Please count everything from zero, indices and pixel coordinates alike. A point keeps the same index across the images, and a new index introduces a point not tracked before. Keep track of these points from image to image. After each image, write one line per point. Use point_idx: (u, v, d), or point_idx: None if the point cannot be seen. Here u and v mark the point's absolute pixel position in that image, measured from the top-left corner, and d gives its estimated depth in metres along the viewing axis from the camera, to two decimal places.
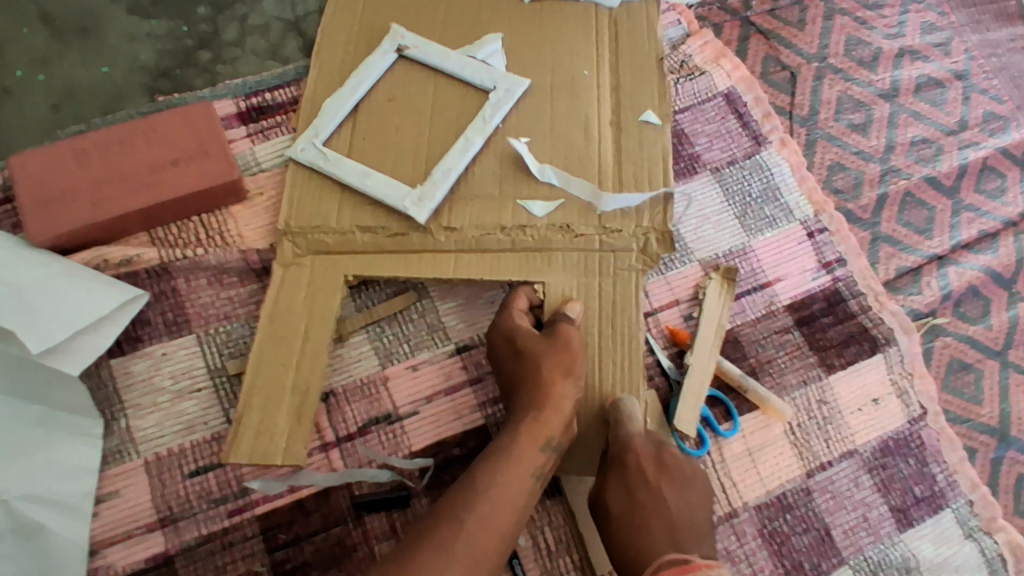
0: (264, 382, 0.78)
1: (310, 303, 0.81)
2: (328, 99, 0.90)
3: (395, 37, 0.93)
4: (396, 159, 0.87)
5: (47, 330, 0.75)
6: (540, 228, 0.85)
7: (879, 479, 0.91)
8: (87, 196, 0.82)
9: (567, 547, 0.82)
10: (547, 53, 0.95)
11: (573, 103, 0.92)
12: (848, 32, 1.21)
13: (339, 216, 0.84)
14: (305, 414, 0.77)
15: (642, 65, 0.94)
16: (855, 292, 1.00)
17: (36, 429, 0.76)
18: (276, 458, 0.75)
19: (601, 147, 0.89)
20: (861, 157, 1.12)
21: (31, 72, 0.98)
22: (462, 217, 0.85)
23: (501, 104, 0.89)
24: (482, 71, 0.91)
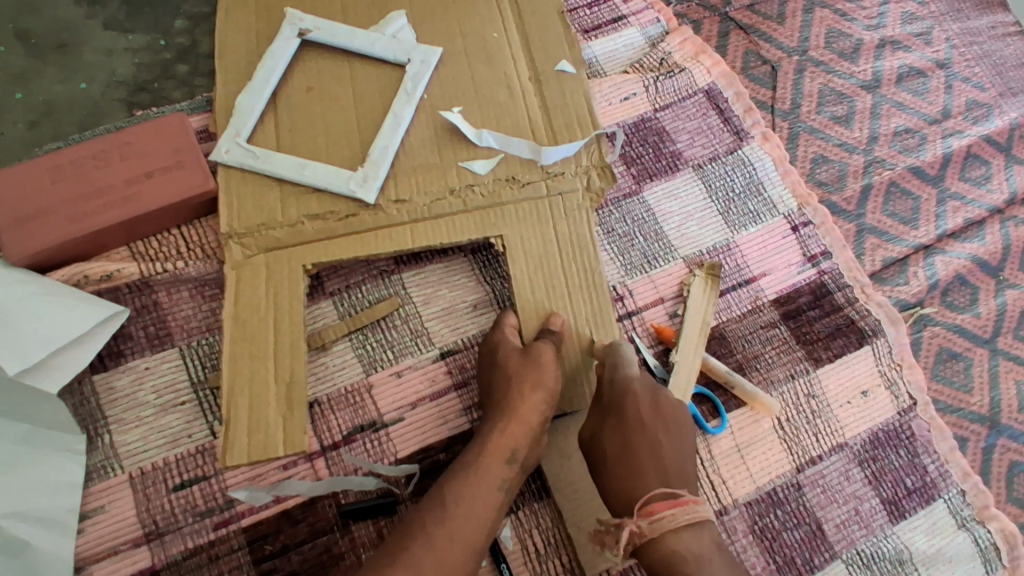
0: (241, 379, 0.78)
1: (273, 292, 0.81)
2: (241, 92, 0.89)
3: (294, 23, 0.93)
4: (330, 139, 0.88)
5: (22, 348, 0.75)
6: (487, 185, 0.88)
7: (870, 471, 0.91)
8: (62, 212, 0.82)
9: (556, 549, 0.82)
10: (454, 18, 0.97)
11: (489, 63, 0.94)
12: (829, 24, 1.21)
13: (285, 207, 0.84)
14: (295, 398, 0.78)
15: (547, 19, 0.98)
16: (841, 285, 0.99)
17: (18, 447, 0.77)
18: (277, 449, 0.76)
19: (527, 100, 0.93)
20: (844, 148, 1.12)
21: (8, 90, 0.98)
22: (409, 185, 0.87)
23: (421, 74, 0.91)
24: (392, 43, 0.93)
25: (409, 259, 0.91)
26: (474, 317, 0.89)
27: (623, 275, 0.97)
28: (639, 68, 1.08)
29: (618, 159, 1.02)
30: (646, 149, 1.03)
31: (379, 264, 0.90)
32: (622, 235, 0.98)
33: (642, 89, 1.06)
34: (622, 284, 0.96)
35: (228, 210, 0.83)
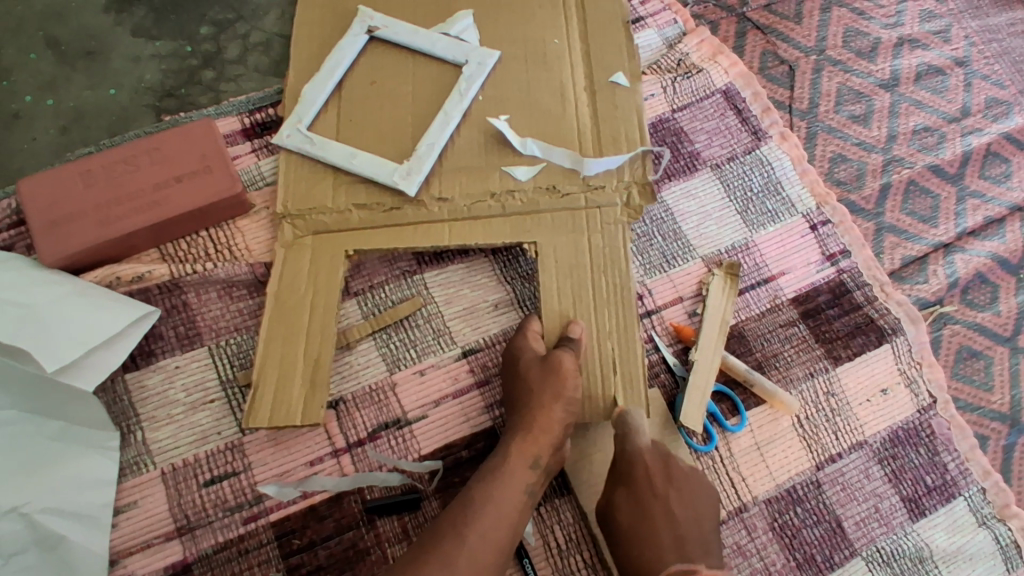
0: (278, 354, 0.81)
1: (313, 281, 0.84)
2: (305, 85, 0.93)
3: (365, 19, 0.96)
4: (381, 136, 0.91)
5: (57, 349, 0.77)
6: (527, 191, 0.89)
7: (890, 469, 0.91)
8: (94, 215, 0.84)
9: (578, 546, 0.83)
10: (518, 23, 0.99)
11: (547, 70, 0.96)
12: (846, 23, 1.21)
13: (333, 197, 0.87)
14: (320, 379, 0.80)
15: (609, 28, 0.98)
16: (860, 284, 1.00)
17: (53, 443, 0.78)
18: (296, 420, 0.79)
19: (578, 109, 0.94)
20: (862, 147, 1.12)
21: (40, 96, 1.00)
22: (450, 186, 0.88)
23: (475, 77, 0.93)
24: (454, 45, 0.95)
25: (431, 259, 0.92)
26: (496, 316, 0.91)
27: (642, 274, 0.98)
28: (657, 69, 1.09)
29: None
30: (664, 150, 1.03)
31: (402, 264, 0.92)
32: (640, 235, 0.99)
33: (661, 90, 1.07)
34: (642, 283, 0.97)
35: (285, 191, 0.88)
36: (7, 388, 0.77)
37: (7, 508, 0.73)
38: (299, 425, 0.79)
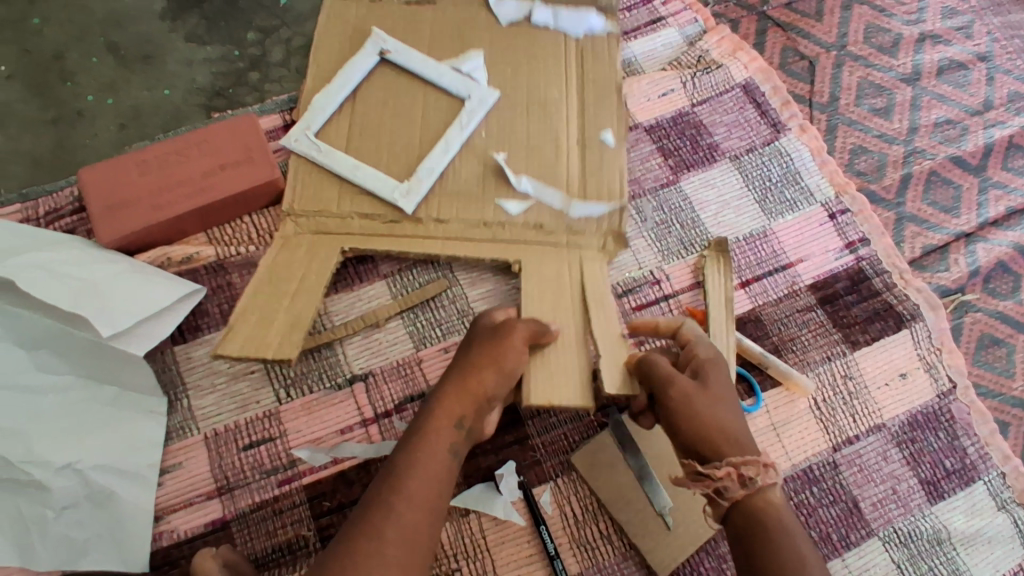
0: (258, 305, 0.87)
1: (307, 265, 0.89)
2: (316, 95, 0.99)
3: (377, 41, 1.01)
4: (384, 152, 0.96)
5: (112, 316, 0.84)
6: (516, 226, 0.93)
7: (908, 452, 0.93)
8: (149, 201, 0.91)
9: (594, 517, 0.86)
10: (525, 67, 1.02)
11: (546, 120, 0.99)
12: (868, 20, 1.23)
13: (339, 203, 0.93)
14: (298, 325, 0.86)
15: (605, 93, 1.02)
16: (879, 271, 1.02)
17: (107, 407, 0.85)
18: (266, 351, 0.85)
19: (569, 162, 0.97)
20: (883, 139, 1.14)
21: (101, 96, 1.09)
22: (447, 209, 0.93)
23: (475, 112, 0.98)
24: (462, 81, 0.99)
25: None
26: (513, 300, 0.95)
27: (661, 260, 1.00)
28: (677, 66, 1.11)
29: (655, 152, 1.06)
30: (683, 143, 1.06)
31: None
32: (659, 222, 1.02)
33: (680, 85, 1.10)
34: (659, 269, 1.00)
35: (292, 191, 0.93)
36: (69, 356, 0.85)
37: (63, 464, 0.80)
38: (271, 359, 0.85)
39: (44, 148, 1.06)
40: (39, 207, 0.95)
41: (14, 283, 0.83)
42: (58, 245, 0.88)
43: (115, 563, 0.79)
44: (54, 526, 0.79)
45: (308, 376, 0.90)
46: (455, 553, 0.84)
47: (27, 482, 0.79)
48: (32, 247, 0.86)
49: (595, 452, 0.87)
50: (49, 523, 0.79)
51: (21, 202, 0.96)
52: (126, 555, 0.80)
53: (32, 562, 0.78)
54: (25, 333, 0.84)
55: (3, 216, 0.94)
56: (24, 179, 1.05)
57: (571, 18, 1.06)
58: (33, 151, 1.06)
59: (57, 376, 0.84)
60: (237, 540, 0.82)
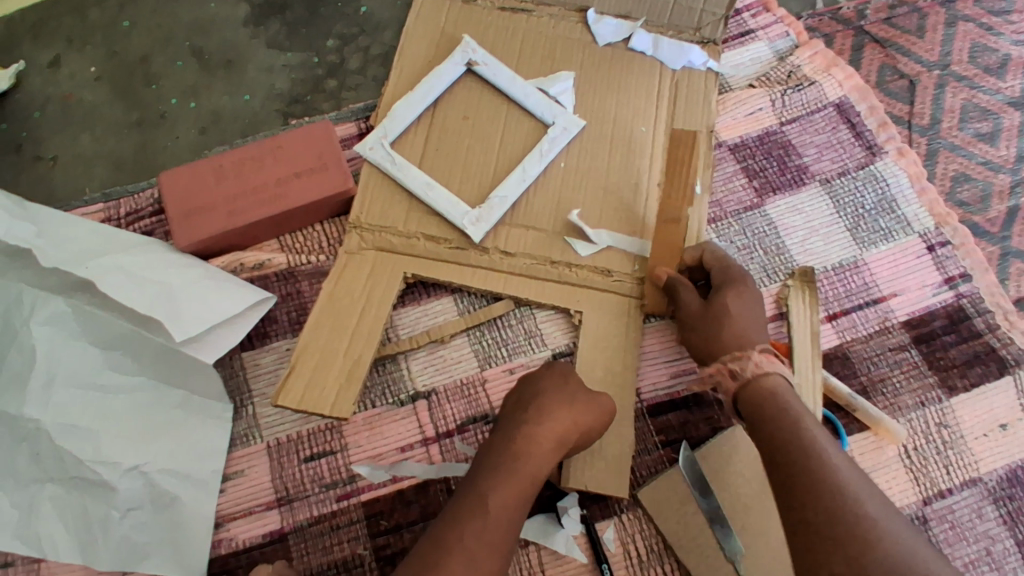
0: (317, 345, 0.85)
1: (368, 292, 0.88)
2: (397, 102, 0.96)
3: (466, 51, 0.98)
4: (462, 173, 0.94)
5: (185, 322, 0.84)
6: (584, 268, 0.90)
7: (1006, 511, 0.86)
8: (225, 207, 0.89)
9: (659, 558, 0.82)
10: (613, 97, 0.98)
11: (629, 157, 0.95)
12: (974, 38, 1.14)
13: (406, 220, 0.91)
14: (355, 375, 0.84)
15: (695, 134, 0.97)
16: (981, 310, 0.94)
17: (173, 412, 0.84)
18: (325, 409, 0.83)
19: (647, 205, 0.93)
20: (988, 167, 1.06)
21: (184, 100, 1.11)
22: (515, 241, 0.90)
23: (558, 139, 0.94)
24: (546, 104, 0.96)
25: None
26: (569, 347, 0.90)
27: None
28: (766, 82, 1.05)
29: (739, 172, 1.00)
30: (770, 164, 1.00)
31: None
32: (741, 247, 0.96)
33: (769, 102, 1.04)
34: None
35: (360, 205, 0.92)
36: (141, 358, 0.85)
37: (129, 467, 0.81)
38: (326, 415, 0.83)
39: (129, 149, 1.08)
40: (120, 207, 0.97)
41: (94, 285, 0.83)
42: (137, 248, 0.87)
43: (175, 569, 0.79)
44: (119, 526, 0.80)
45: (374, 390, 0.88)
46: None
47: (94, 482, 0.80)
48: (114, 247, 0.86)
49: (663, 490, 0.83)
50: (115, 524, 0.79)
51: (105, 202, 0.97)
52: (184, 563, 0.80)
53: (95, 562, 0.79)
54: (102, 334, 0.84)
55: (87, 216, 0.96)
56: (108, 179, 1.07)
57: (672, 49, 1.00)
58: (117, 152, 1.08)
59: (129, 378, 0.84)
60: (293, 553, 0.82)
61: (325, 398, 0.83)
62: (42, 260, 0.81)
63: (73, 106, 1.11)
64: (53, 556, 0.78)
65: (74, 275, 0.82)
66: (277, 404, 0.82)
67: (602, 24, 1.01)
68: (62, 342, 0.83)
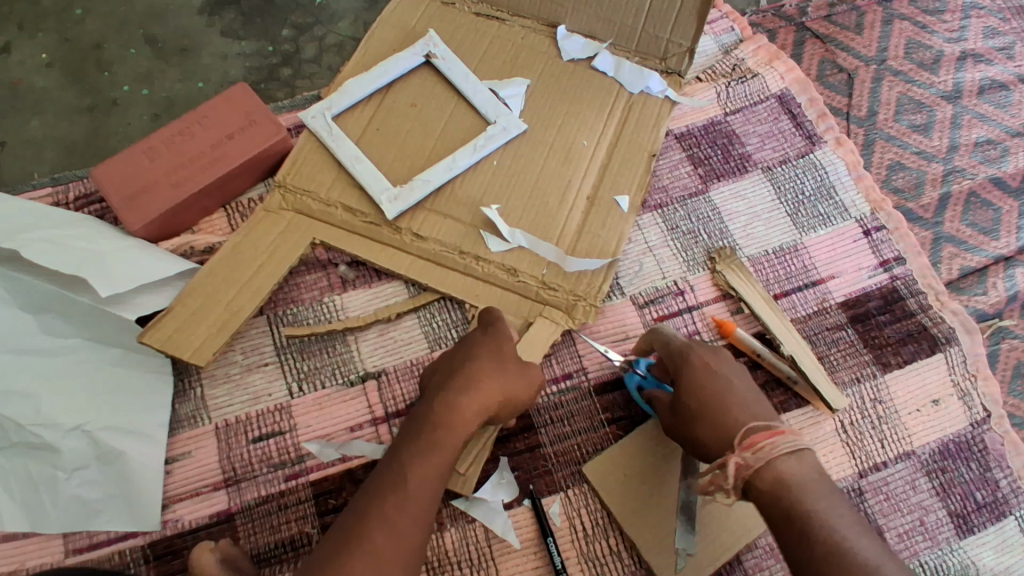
0: (203, 291, 0.87)
1: (271, 249, 0.90)
2: (351, 79, 0.98)
3: (428, 43, 1.00)
4: (394, 156, 0.95)
5: (114, 278, 0.81)
6: (491, 263, 0.91)
7: (938, 483, 0.89)
8: (167, 180, 0.89)
9: (603, 531, 0.84)
10: (564, 108, 1.00)
11: (566, 165, 0.96)
12: (908, 35, 1.19)
13: (330, 189, 0.93)
14: (229, 328, 0.86)
15: (636, 153, 0.98)
16: (914, 291, 0.98)
17: (113, 378, 0.85)
18: (185, 353, 0.84)
19: (570, 214, 0.94)
20: (922, 156, 1.11)
21: (136, 86, 1.11)
22: (430, 226, 0.92)
23: (496, 138, 0.96)
24: (493, 103, 0.98)
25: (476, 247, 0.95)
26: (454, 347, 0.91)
27: (685, 270, 0.97)
28: (712, 74, 1.09)
29: (685, 160, 1.03)
30: (714, 152, 1.04)
31: None
32: (687, 232, 0.99)
33: (715, 94, 1.07)
34: (684, 279, 0.97)
35: (290, 167, 0.93)
36: (72, 319, 0.84)
37: (71, 427, 0.81)
38: (185, 359, 0.84)
39: (80, 135, 1.08)
40: (70, 191, 0.96)
41: (20, 253, 0.81)
42: (68, 224, 0.87)
43: (126, 526, 0.81)
44: (68, 485, 0.81)
45: (323, 370, 0.89)
46: (459, 561, 0.82)
47: (37, 445, 0.81)
48: (45, 224, 0.86)
49: (608, 466, 0.85)
50: (63, 483, 0.81)
51: (53, 185, 0.97)
52: (134, 515, 0.81)
53: (41, 526, 0.80)
54: (33, 300, 0.84)
55: (35, 199, 0.96)
56: (57, 164, 1.07)
57: (632, 73, 1.02)
58: (68, 137, 1.08)
59: (64, 339, 0.84)
60: (240, 534, 0.82)
61: (191, 344, 0.84)
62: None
63: (23, 92, 1.10)
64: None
65: (2, 247, 0.82)
66: (143, 339, 0.83)
67: (570, 40, 1.03)
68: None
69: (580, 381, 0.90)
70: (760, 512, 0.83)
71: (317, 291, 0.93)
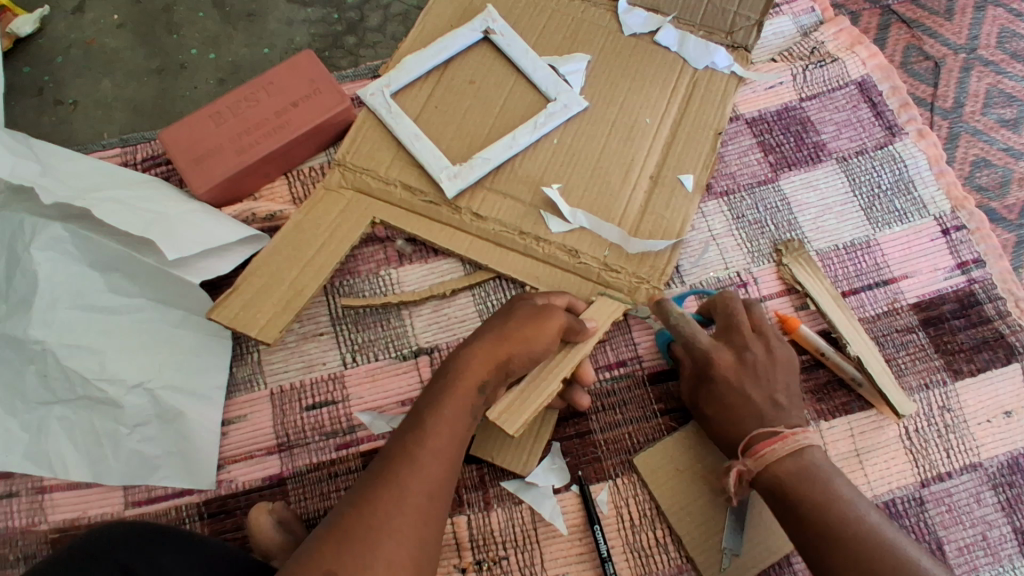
0: (267, 269, 0.87)
1: (334, 226, 0.89)
2: (408, 55, 0.97)
3: (486, 18, 0.98)
4: (454, 131, 0.93)
5: (179, 242, 0.84)
6: (553, 244, 0.89)
7: (1004, 497, 0.85)
8: (231, 146, 0.90)
9: (650, 523, 0.83)
10: (627, 85, 0.96)
11: (628, 145, 0.93)
12: (1003, 23, 1.12)
13: (388, 166, 0.92)
14: (293, 306, 0.85)
15: (700, 132, 0.94)
16: (993, 296, 0.93)
17: (175, 339, 0.86)
18: (252, 331, 0.84)
19: (633, 193, 0.91)
20: (1010, 154, 1.05)
21: (203, 50, 1.11)
22: (489, 205, 0.90)
23: (557, 115, 0.93)
24: (553, 78, 0.95)
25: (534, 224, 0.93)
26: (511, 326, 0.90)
27: (749, 262, 0.94)
28: (788, 57, 1.04)
29: (755, 146, 0.99)
30: (785, 140, 0.99)
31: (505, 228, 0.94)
32: (753, 222, 0.96)
33: (790, 77, 1.02)
34: (747, 271, 0.94)
35: (349, 144, 0.92)
36: (137, 279, 0.86)
37: (134, 383, 0.83)
38: (253, 336, 0.84)
39: (147, 96, 1.09)
40: (137, 152, 0.98)
41: (91, 214, 0.84)
42: (135, 185, 0.88)
43: (182, 483, 0.83)
44: (128, 441, 0.83)
45: (377, 343, 0.89)
46: (504, 541, 0.82)
47: (102, 400, 0.83)
48: (114, 185, 0.87)
49: (658, 457, 0.84)
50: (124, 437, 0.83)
51: (121, 146, 0.98)
52: (191, 474, 0.83)
53: (103, 477, 0.83)
54: (100, 258, 0.85)
55: (105, 159, 0.97)
56: (124, 125, 1.08)
57: (698, 47, 0.98)
58: (136, 98, 1.09)
59: (128, 298, 0.86)
60: (291, 497, 0.83)
61: (257, 321, 0.84)
62: (42, 197, 0.81)
63: (94, 51, 1.12)
64: (63, 473, 0.83)
65: (73, 206, 0.83)
66: (211, 315, 0.83)
67: (631, 14, 1.00)
68: (64, 266, 0.85)
69: (634, 368, 0.88)
70: None
71: (374, 264, 0.92)
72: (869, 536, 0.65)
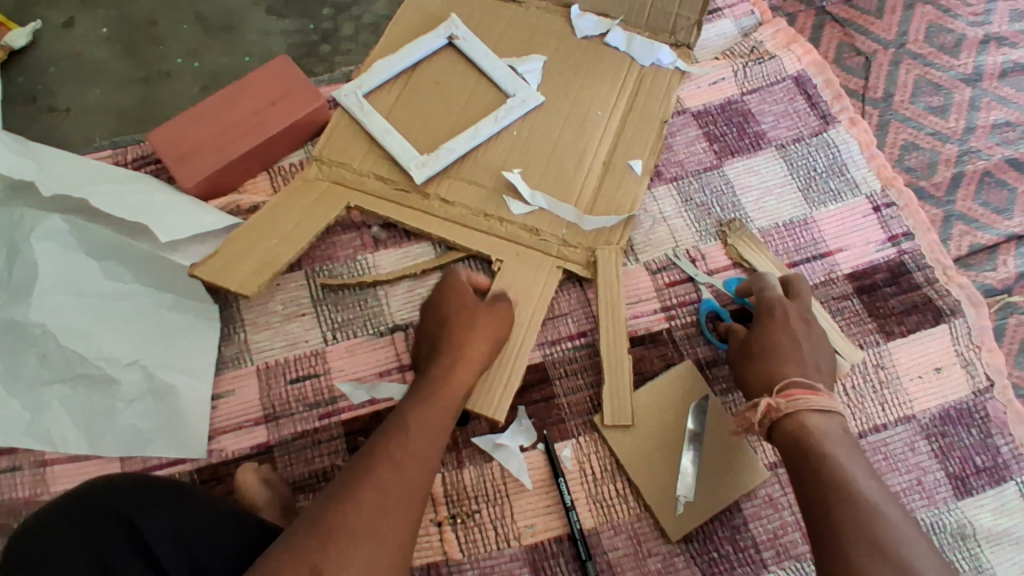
0: (247, 237, 0.94)
1: (312, 211, 0.97)
2: (378, 60, 1.05)
3: (450, 26, 1.07)
4: (422, 126, 1.02)
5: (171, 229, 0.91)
6: (515, 224, 0.97)
7: (937, 445, 0.93)
8: (216, 143, 0.97)
9: (611, 476, 0.89)
10: (579, 82, 1.06)
11: (581, 134, 1.02)
12: (930, 20, 1.22)
13: (362, 160, 1.00)
14: (268, 267, 0.93)
15: (647, 121, 1.04)
16: (921, 265, 1.01)
17: (167, 321, 0.93)
18: (230, 284, 0.91)
19: (587, 178, 1.00)
20: (937, 137, 1.14)
21: (187, 60, 1.19)
22: (456, 191, 0.98)
23: (515, 109, 1.02)
24: (511, 77, 1.04)
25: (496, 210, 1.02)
26: None
27: (697, 240, 1.02)
28: (730, 55, 1.13)
29: (701, 136, 1.08)
30: (727, 129, 1.08)
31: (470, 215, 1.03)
32: (700, 204, 1.04)
33: (732, 73, 1.12)
34: (696, 248, 1.02)
35: (325, 141, 1.01)
36: (131, 265, 0.93)
37: (128, 361, 0.90)
38: (231, 289, 0.91)
39: (135, 103, 1.17)
40: (128, 153, 1.05)
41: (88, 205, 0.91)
42: (126, 180, 0.96)
43: (173, 452, 0.89)
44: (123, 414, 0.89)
45: (355, 322, 0.96)
46: (477, 497, 0.88)
47: (98, 377, 0.89)
48: (107, 179, 0.95)
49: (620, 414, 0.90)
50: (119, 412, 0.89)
51: (112, 148, 1.06)
52: (182, 444, 0.89)
53: (98, 448, 0.89)
54: (97, 246, 0.92)
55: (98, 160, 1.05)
56: (113, 130, 1.16)
57: (643, 47, 1.08)
58: (124, 105, 1.17)
59: (123, 284, 0.93)
60: (278, 463, 0.89)
61: (234, 278, 0.92)
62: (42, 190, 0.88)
63: (84, 63, 1.19)
64: (62, 446, 0.89)
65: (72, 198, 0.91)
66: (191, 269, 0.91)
67: (583, 19, 1.09)
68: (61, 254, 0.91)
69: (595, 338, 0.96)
70: (761, 466, 0.88)
71: (351, 250, 1.00)
72: (864, 511, 0.65)
